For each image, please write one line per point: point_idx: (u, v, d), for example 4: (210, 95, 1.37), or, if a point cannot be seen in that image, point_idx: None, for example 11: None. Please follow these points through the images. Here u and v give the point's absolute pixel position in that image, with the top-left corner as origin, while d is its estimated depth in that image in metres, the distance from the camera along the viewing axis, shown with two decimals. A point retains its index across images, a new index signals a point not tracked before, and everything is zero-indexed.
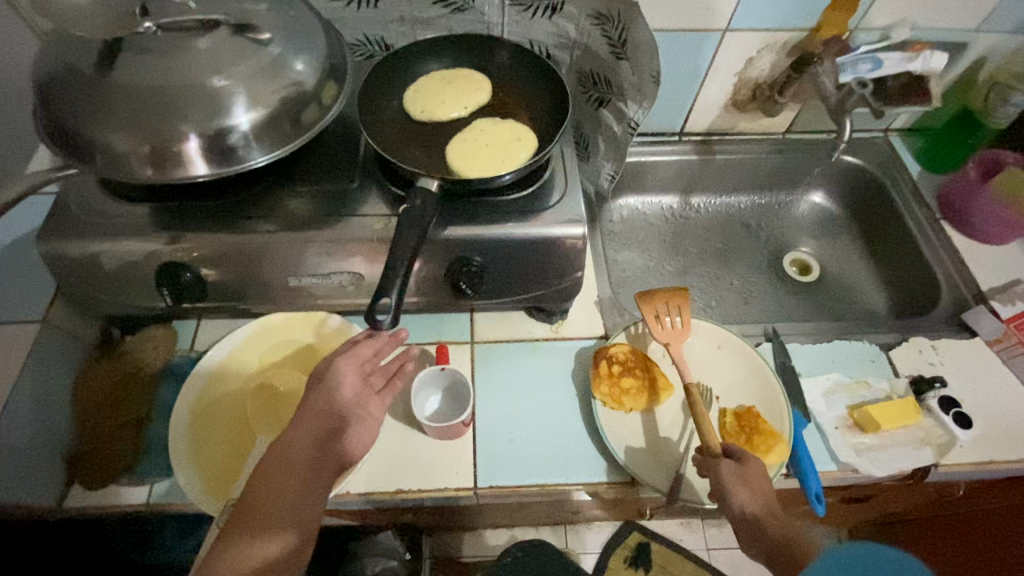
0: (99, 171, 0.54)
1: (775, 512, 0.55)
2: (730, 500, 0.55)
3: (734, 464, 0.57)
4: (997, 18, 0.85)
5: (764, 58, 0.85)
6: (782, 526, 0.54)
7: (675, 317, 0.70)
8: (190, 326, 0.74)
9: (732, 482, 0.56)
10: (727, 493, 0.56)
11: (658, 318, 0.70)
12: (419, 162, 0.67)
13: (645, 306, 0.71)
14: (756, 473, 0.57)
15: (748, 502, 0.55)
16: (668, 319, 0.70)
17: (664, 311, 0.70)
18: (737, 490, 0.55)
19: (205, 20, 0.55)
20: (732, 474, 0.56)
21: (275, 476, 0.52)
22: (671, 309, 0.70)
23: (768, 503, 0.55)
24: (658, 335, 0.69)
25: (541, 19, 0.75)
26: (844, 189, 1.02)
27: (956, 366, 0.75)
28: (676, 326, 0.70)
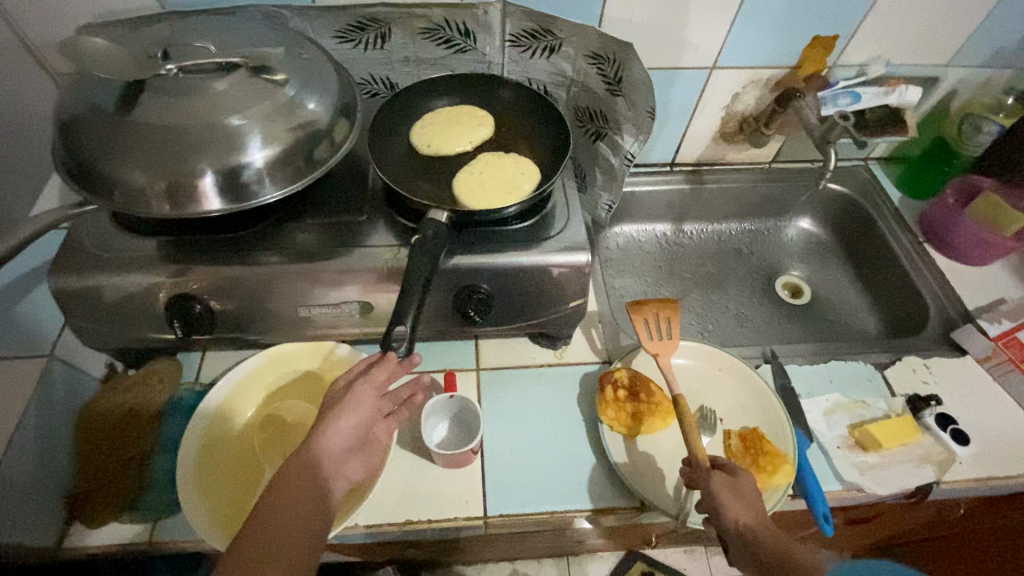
0: (116, 206, 0.56)
1: (769, 525, 0.53)
2: (724, 514, 0.53)
3: (726, 476, 0.56)
4: (964, 54, 0.90)
5: (750, 93, 0.90)
6: (773, 539, 0.51)
7: (663, 328, 0.71)
8: (195, 357, 0.74)
9: (725, 496, 0.54)
10: (721, 507, 0.54)
11: (648, 330, 0.71)
12: (427, 195, 0.69)
13: (636, 316, 0.72)
14: (746, 486, 0.56)
15: (743, 515, 0.53)
16: (658, 331, 0.71)
17: (653, 323, 0.71)
18: (730, 504, 0.53)
19: (225, 63, 0.58)
20: (722, 484, 0.55)
21: (291, 490, 0.48)
22: (661, 321, 0.72)
23: (762, 518, 0.53)
24: (648, 346, 0.70)
25: (540, 60, 0.79)
26: (830, 216, 1.06)
27: (948, 383, 0.77)
28: (665, 338, 0.71)
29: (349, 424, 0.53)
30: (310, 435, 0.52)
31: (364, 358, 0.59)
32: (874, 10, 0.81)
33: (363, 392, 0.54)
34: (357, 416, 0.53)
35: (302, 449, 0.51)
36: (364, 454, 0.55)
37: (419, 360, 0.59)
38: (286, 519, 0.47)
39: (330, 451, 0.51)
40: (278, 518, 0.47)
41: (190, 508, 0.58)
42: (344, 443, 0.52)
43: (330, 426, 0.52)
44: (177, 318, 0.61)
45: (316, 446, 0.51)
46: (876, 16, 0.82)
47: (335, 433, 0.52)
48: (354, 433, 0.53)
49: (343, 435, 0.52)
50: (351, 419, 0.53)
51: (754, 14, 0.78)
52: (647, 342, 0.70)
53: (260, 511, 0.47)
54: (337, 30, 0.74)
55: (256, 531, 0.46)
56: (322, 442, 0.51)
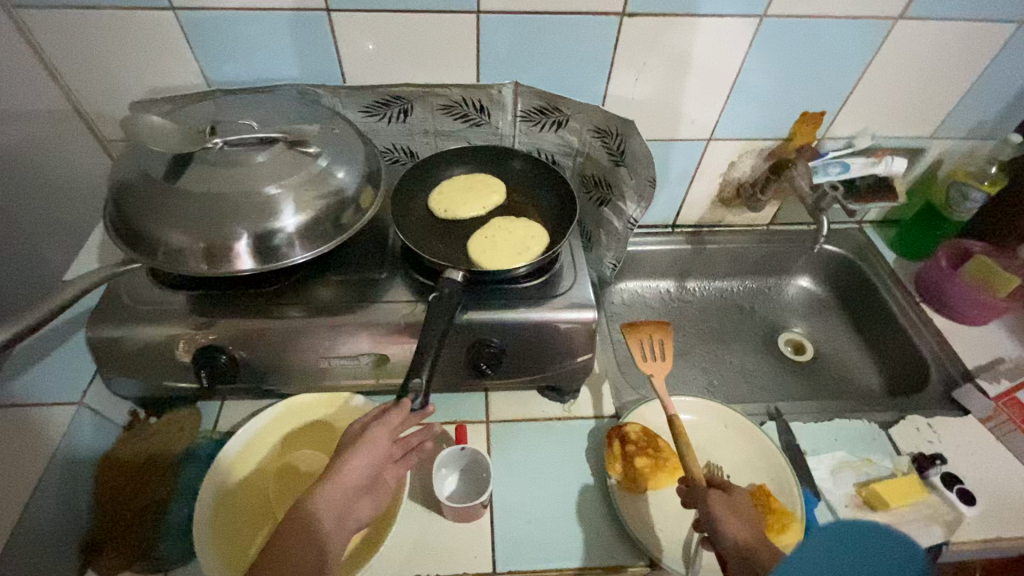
0: (158, 265, 0.61)
1: (768, 544, 0.53)
2: (722, 531, 0.53)
3: (722, 494, 0.57)
4: (946, 127, 0.96)
5: (745, 161, 0.96)
6: (772, 556, 0.51)
7: (657, 349, 0.75)
8: (213, 406, 0.77)
9: (722, 512, 0.55)
10: (719, 524, 0.54)
11: (643, 349, 0.75)
12: (443, 255, 0.74)
13: (630, 336, 0.76)
14: (743, 505, 0.57)
15: (741, 532, 0.53)
16: (652, 351, 0.75)
17: (647, 343, 0.76)
18: (728, 520, 0.54)
19: (265, 138, 0.64)
20: (720, 501, 0.56)
21: (303, 525, 0.50)
22: (655, 343, 0.76)
23: (762, 538, 0.53)
24: (644, 365, 0.74)
25: (548, 132, 0.86)
26: (828, 275, 1.10)
27: (953, 443, 0.78)
28: (658, 357, 0.75)
29: (361, 463, 0.55)
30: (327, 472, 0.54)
31: (381, 404, 0.61)
32: (858, 90, 0.88)
33: (373, 436, 0.56)
34: (369, 455, 0.55)
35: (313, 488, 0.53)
36: (374, 494, 0.57)
37: (433, 412, 0.61)
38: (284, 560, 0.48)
39: (341, 488, 0.53)
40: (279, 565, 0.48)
41: (203, 555, 0.59)
42: (356, 481, 0.54)
43: (345, 464, 0.54)
44: (203, 368, 0.65)
45: (330, 486, 0.53)
46: (860, 94, 0.88)
47: (348, 471, 0.54)
48: (368, 471, 0.55)
49: (355, 474, 0.54)
50: (364, 457, 0.55)
51: (746, 92, 0.85)
52: (642, 361, 0.74)
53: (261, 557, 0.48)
54: (364, 105, 0.81)
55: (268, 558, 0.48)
56: (334, 484, 0.53)
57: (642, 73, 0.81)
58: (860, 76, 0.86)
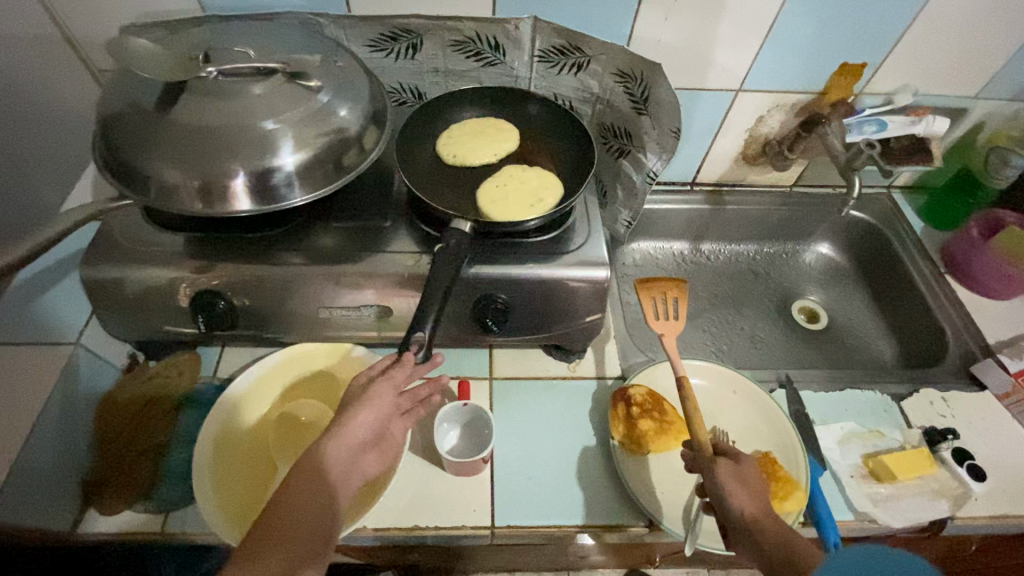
0: (150, 202, 0.57)
1: (774, 516, 0.51)
2: (728, 503, 0.52)
3: (730, 463, 0.55)
4: (995, 87, 0.89)
5: (774, 116, 0.90)
6: (779, 529, 0.49)
7: (671, 308, 0.72)
8: (214, 352, 0.76)
9: (728, 483, 0.53)
10: (725, 496, 0.52)
11: (655, 308, 0.72)
12: (451, 205, 0.70)
13: (643, 295, 0.73)
14: (751, 474, 0.54)
15: (748, 504, 0.51)
16: (665, 310, 0.72)
17: (660, 302, 0.72)
18: (735, 491, 0.52)
19: (261, 69, 0.59)
20: (726, 473, 0.53)
21: (307, 479, 0.49)
22: (668, 301, 0.73)
23: (769, 509, 0.51)
24: (654, 325, 0.71)
25: (566, 76, 0.80)
26: (849, 242, 1.05)
27: (967, 419, 0.76)
28: (672, 317, 0.71)
29: (368, 418, 0.54)
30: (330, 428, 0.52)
31: (386, 357, 0.59)
32: (904, 40, 0.80)
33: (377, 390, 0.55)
34: (375, 411, 0.54)
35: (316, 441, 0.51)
36: (379, 450, 0.56)
37: (440, 361, 0.60)
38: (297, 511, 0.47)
39: (347, 443, 0.52)
40: (289, 517, 0.46)
41: (204, 502, 0.58)
42: (361, 437, 0.53)
43: (350, 419, 0.53)
44: (200, 313, 0.62)
45: (336, 440, 0.51)
46: (907, 45, 0.81)
47: (354, 426, 0.53)
48: (373, 427, 0.54)
49: (361, 429, 0.53)
50: (371, 413, 0.54)
51: (783, 39, 0.79)
52: (653, 319, 0.71)
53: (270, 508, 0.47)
54: (370, 39, 0.75)
55: (275, 511, 0.47)
56: (339, 438, 0.51)
57: (672, 13, 0.74)
58: (909, 25, 0.78)
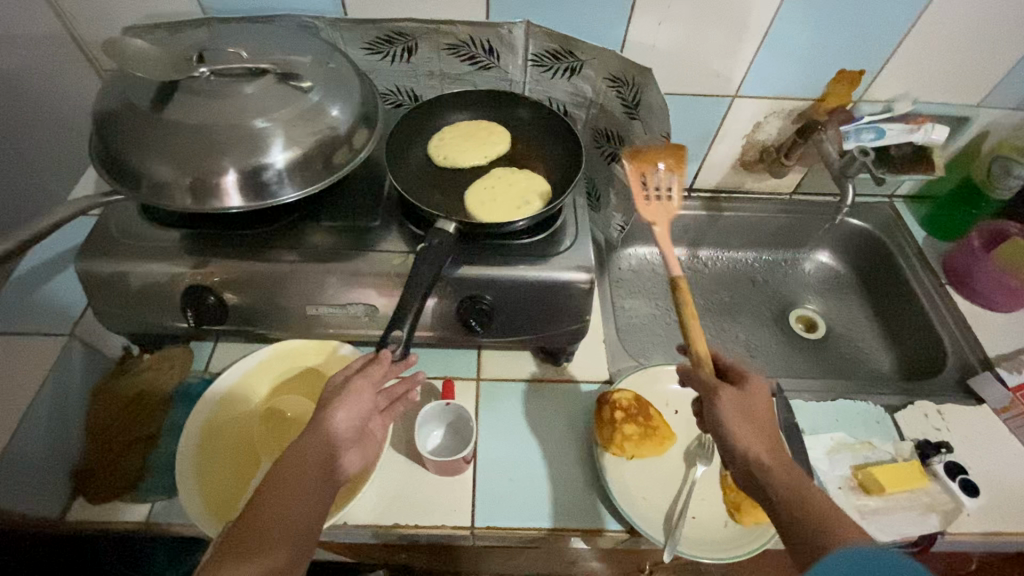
0: (142, 198, 0.58)
1: (781, 458, 0.50)
2: (731, 445, 0.51)
3: (734, 391, 0.53)
4: (998, 95, 0.87)
5: (771, 123, 0.90)
6: (786, 472, 0.48)
7: (664, 180, 0.72)
8: (207, 347, 0.76)
9: (731, 415, 0.52)
10: (729, 435, 0.51)
11: (646, 181, 0.72)
12: (440, 206, 0.71)
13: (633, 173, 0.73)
14: (755, 405, 0.53)
15: (753, 445, 0.50)
16: (657, 182, 0.72)
17: (651, 176, 0.73)
18: (738, 429, 0.51)
19: (253, 69, 0.60)
20: (729, 401, 0.52)
21: (287, 479, 0.49)
22: (661, 175, 0.73)
23: (773, 449, 0.50)
24: (644, 204, 0.69)
25: (560, 80, 0.80)
26: (850, 251, 1.04)
27: (962, 433, 0.75)
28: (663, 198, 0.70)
29: (347, 415, 0.54)
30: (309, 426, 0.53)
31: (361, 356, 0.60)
32: (903, 47, 0.79)
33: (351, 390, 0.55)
34: (354, 409, 0.54)
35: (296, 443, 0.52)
36: (363, 446, 0.55)
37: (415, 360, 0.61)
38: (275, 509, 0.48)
39: (326, 442, 0.52)
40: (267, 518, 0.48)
41: (187, 496, 0.60)
42: (341, 435, 0.53)
43: (329, 419, 0.53)
44: (190, 308, 0.64)
45: (312, 439, 0.52)
46: (906, 52, 0.80)
47: (333, 424, 0.53)
48: (353, 425, 0.54)
49: (341, 427, 0.53)
50: (350, 411, 0.54)
51: (779, 45, 0.78)
52: (643, 199, 0.70)
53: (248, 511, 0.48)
54: (366, 41, 0.77)
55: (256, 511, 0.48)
56: (316, 437, 0.52)
57: (665, 18, 0.74)
58: (907, 32, 0.78)
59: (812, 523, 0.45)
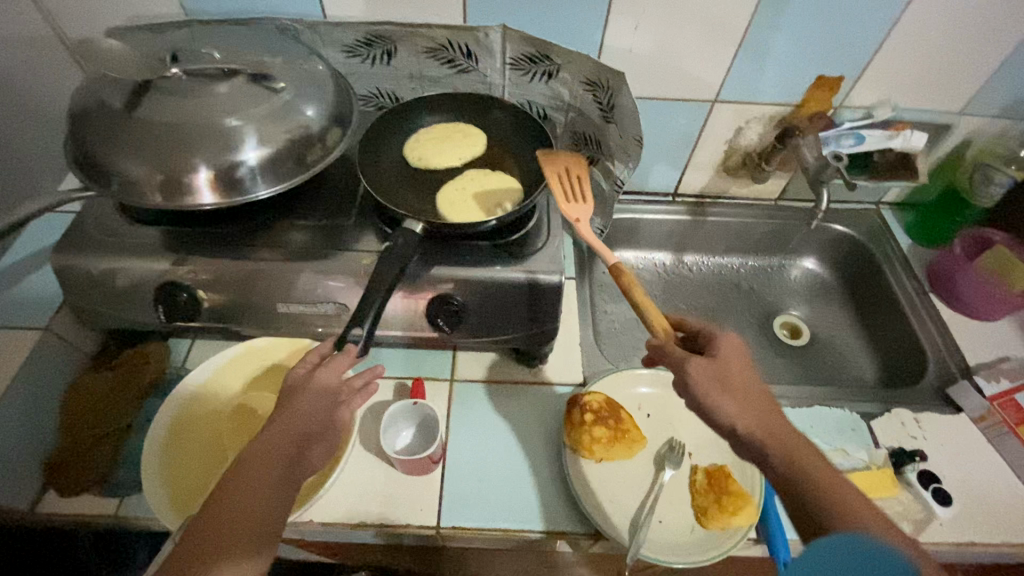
0: (115, 195, 0.59)
1: (766, 424, 0.50)
2: (718, 417, 0.51)
3: (704, 358, 0.53)
4: (981, 102, 0.87)
5: (753, 128, 0.89)
6: (775, 440, 0.49)
7: (578, 185, 0.65)
8: (184, 344, 0.77)
9: (707, 384, 0.52)
10: (714, 408, 0.51)
11: (563, 184, 0.65)
12: (413, 207, 0.71)
13: (547, 172, 0.66)
14: (729, 368, 0.53)
15: (738, 416, 0.50)
16: (572, 187, 0.65)
17: (566, 179, 0.66)
18: (721, 401, 0.51)
19: (226, 70, 0.61)
20: (700, 369, 0.52)
21: (253, 469, 0.50)
22: (574, 177, 0.66)
23: (759, 417, 0.51)
24: (565, 203, 0.63)
25: (539, 84, 0.81)
26: (835, 258, 1.03)
27: (938, 441, 0.74)
28: (582, 196, 0.64)
29: (313, 409, 0.54)
30: (277, 416, 0.54)
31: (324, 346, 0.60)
32: (881, 53, 0.79)
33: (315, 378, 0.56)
34: (320, 403, 0.54)
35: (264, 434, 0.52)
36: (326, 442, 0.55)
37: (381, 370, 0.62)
38: (246, 486, 0.48)
39: (290, 435, 0.52)
40: (241, 497, 0.48)
41: (151, 493, 0.60)
42: (305, 430, 0.53)
43: (296, 412, 0.53)
44: (163, 304, 0.64)
45: (278, 430, 0.52)
46: (884, 59, 0.80)
47: (298, 418, 0.53)
48: (319, 419, 0.54)
49: (306, 422, 0.53)
50: (316, 405, 0.54)
51: (756, 51, 0.78)
52: (563, 202, 0.63)
53: (219, 491, 0.49)
54: (345, 44, 0.78)
55: (220, 499, 0.48)
56: (281, 429, 0.52)
57: (641, 22, 0.75)
58: (885, 38, 0.77)
59: (833, 510, 0.45)
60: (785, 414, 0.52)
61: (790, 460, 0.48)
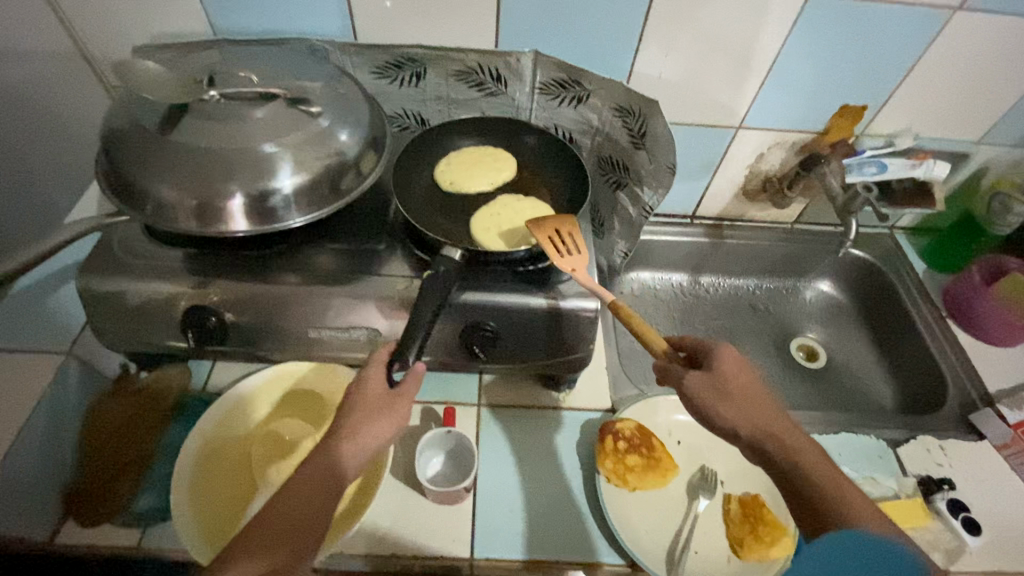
0: (147, 219, 0.58)
1: (761, 426, 0.53)
2: (717, 423, 0.54)
3: (700, 372, 0.55)
4: (998, 132, 0.88)
5: (775, 154, 0.90)
6: (772, 440, 0.52)
7: (570, 241, 0.65)
8: (205, 366, 0.75)
9: (702, 395, 0.55)
10: (713, 415, 0.54)
11: (555, 243, 0.64)
12: (446, 232, 0.71)
13: (538, 235, 0.65)
14: (724, 377, 0.55)
15: (736, 423, 0.53)
16: (564, 244, 0.64)
17: (558, 238, 0.65)
18: (719, 410, 0.54)
19: (264, 93, 0.61)
20: (696, 384, 0.55)
21: (307, 490, 0.49)
22: (565, 234, 0.66)
23: (756, 421, 0.53)
24: (561, 261, 0.62)
25: (567, 108, 0.81)
26: (850, 281, 1.04)
27: (964, 469, 0.74)
28: (576, 250, 0.64)
29: (370, 434, 0.53)
30: (337, 433, 0.53)
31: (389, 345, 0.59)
32: (904, 85, 0.81)
33: (375, 396, 0.55)
34: (380, 429, 0.53)
35: (322, 453, 0.51)
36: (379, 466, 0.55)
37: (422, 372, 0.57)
38: (298, 504, 0.48)
39: (345, 459, 0.51)
40: (292, 514, 0.48)
41: (184, 530, 0.58)
42: (361, 455, 0.52)
43: (355, 435, 0.52)
44: (192, 329, 0.63)
45: (336, 450, 0.51)
46: (906, 90, 0.81)
47: (356, 442, 0.52)
48: (376, 445, 0.53)
49: (363, 448, 0.52)
50: (376, 429, 0.53)
51: (782, 80, 0.80)
52: (557, 255, 0.63)
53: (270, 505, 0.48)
54: (375, 66, 0.77)
55: (270, 513, 0.48)
56: (339, 453, 0.51)
57: (671, 51, 0.75)
58: (909, 70, 0.79)
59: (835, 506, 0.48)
60: (780, 412, 0.55)
61: (791, 458, 0.51)
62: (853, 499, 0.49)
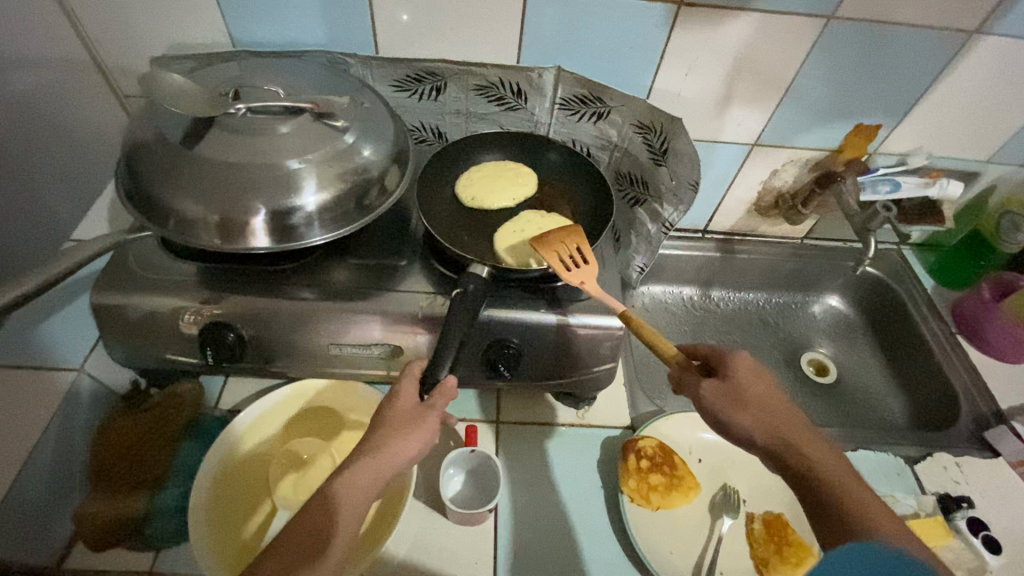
0: (169, 235, 0.57)
1: (778, 432, 0.51)
2: (733, 426, 0.52)
3: (716, 380, 0.53)
4: (1007, 152, 0.90)
5: (789, 170, 0.91)
6: (789, 448, 0.50)
7: (576, 254, 0.63)
8: (217, 382, 0.74)
9: (718, 402, 0.52)
10: (729, 420, 0.52)
11: (562, 258, 0.62)
12: (469, 247, 0.71)
13: (543, 251, 0.62)
14: (741, 384, 0.53)
15: (753, 427, 0.51)
16: (571, 259, 0.62)
17: (564, 251, 0.63)
18: (734, 414, 0.52)
19: (290, 108, 0.60)
20: (713, 392, 0.52)
21: (337, 506, 0.48)
22: (572, 247, 0.63)
23: (773, 426, 0.51)
24: (569, 277, 0.60)
25: (586, 123, 0.81)
26: (858, 296, 1.05)
27: (981, 486, 0.75)
28: (584, 263, 0.62)
29: (398, 451, 0.51)
30: (366, 448, 0.51)
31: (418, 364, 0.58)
32: (919, 105, 0.82)
33: (405, 411, 0.54)
34: (409, 446, 0.52)
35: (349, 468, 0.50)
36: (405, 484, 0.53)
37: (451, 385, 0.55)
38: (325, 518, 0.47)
39: (374, 476, 0.50)
40: (320, 528, 0.46)
41: (198, 550, 0.57)
42: (389, 473, 0.51)
43: (383, 450, 0.51)
44: (210, 345, 0.61)
45: (365, 466, 0.50)
46: (921, 110, 0.83)
47: (385, 459, 0.51)
48: (403, 463, 0.52)
49: (390, 465, 0.51)
50: (405, 446, 0.52)
51: (799, 100, 0.80)
52: (566, 271, 0.61)
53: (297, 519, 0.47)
54: (395, 79, 0.77)
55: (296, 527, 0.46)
56: (367, 470, 0.50)
57: (692, 69, 0.76)
58: (924, 91, 0.80)
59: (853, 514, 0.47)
60: (798, 417, 0.53)
61: (807, 463, 0.49)
62: (872, 507, 0.47)
